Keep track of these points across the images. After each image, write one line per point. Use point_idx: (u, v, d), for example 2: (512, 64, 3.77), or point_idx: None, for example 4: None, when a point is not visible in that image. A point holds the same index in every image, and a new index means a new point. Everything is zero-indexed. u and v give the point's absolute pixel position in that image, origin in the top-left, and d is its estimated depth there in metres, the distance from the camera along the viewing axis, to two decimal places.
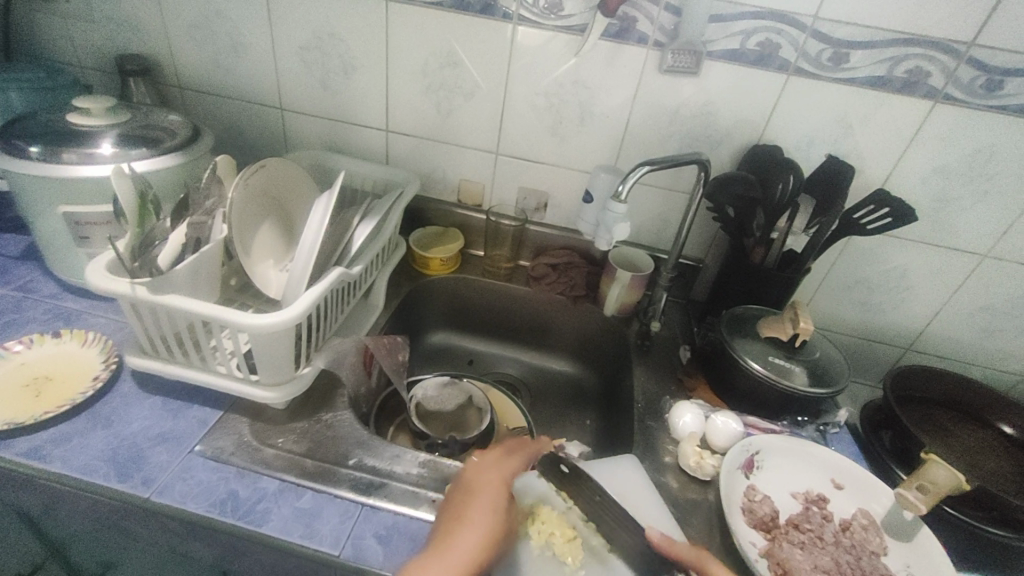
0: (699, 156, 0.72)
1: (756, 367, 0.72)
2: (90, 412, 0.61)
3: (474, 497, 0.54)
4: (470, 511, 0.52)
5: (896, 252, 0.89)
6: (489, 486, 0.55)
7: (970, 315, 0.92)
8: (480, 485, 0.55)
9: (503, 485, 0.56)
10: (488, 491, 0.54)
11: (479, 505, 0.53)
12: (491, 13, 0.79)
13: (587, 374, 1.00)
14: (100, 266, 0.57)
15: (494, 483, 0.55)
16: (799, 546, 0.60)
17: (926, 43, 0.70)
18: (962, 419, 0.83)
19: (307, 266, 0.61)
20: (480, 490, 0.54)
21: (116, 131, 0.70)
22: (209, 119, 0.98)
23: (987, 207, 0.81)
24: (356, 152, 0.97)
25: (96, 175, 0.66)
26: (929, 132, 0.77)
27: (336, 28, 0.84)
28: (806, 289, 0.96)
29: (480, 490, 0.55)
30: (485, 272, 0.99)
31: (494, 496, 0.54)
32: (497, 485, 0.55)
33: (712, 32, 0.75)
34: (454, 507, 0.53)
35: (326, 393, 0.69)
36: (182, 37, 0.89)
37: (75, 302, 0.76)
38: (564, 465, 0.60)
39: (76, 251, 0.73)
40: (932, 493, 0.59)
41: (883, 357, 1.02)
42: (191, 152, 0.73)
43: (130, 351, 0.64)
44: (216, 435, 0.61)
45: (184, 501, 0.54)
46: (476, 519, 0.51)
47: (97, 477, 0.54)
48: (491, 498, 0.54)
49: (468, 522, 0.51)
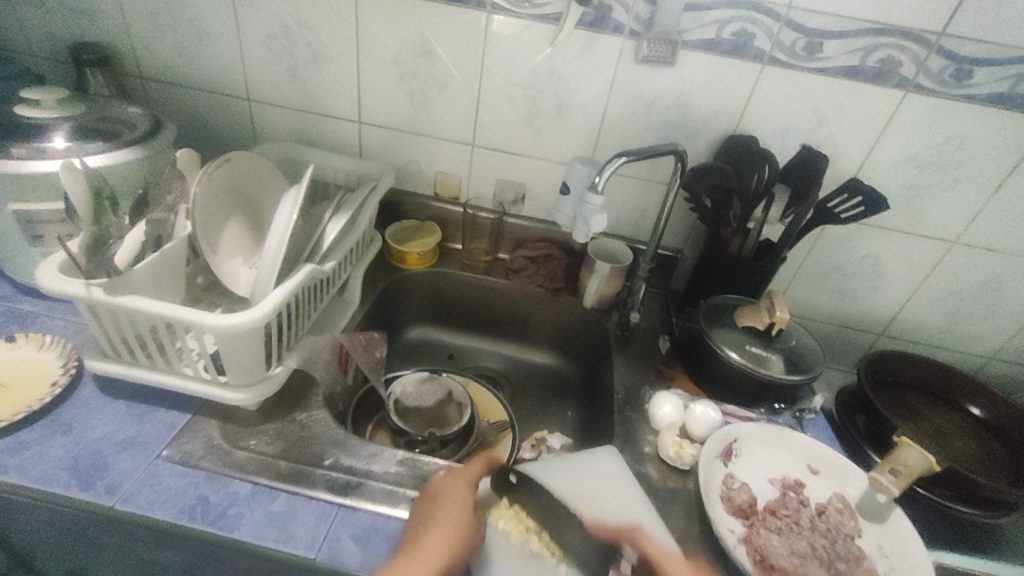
0: (675, 146, 0.72)
1: (734, 355, 0.73)
2: (48, 419, 0.58)
3: (440, 501, 0.54)
4: (437, 516, 0.52)
5: (868, 240, 0.90)
6: (455, 489, 0.55)
7: (939, 300, 0.95)
8: (446, 489, 0.55)
9: (469, 487, 0.55)
10: (454, 493, 0.54)
11: (445, 509, 0.53)
12: (464, 1, 0.77)
13: (568, 366, 0.99)
14: (53, 266, 0.54)
15: (461, 485, 0.55)
16: (776, 532, 0.60)
17: (896, 32, 0.71)
18: (932, 402, 0.85)
19: (276, 263, 0.59)
20: (446, 495, 0.54)
21: (70, 124, 0.67)
22: (173, 111, 0.95)
23: (955, 195, 0.83)
24: (329, 145, 0.95)
25: (49, 170, 0.62)
26: (900, 121, 0.78)
27: (304, 16, 0.81)
28: (783, 278, 0.97)
29: (446, 494, 0.54)
30: (464, 265, 0.98)
31: (461, 498, 0.54)
32: (463, 488, 0.55)
33: (687, 21, 0.74)
34: (422, 514, 0.53)
35: (300, 392, 0.67)
36: (141, 26, 0.85)
37: (31, 304, 0.72)
38: (512, 476, 0.59)
39: (31, 251, 0.69)
40: (906, 476, 0.60)
41: (857, 343, 1.04)
42: (151, 145, 0.70)
43: (91, 354, 0.61)
44: (184, 439, 0.59)
45: (150, 508, 0.52)
46: (443, 522, 0.51)
47: (57, 487, 0.52)
48: (458, 500, 0.53)
49: (435, 527, 0.51)
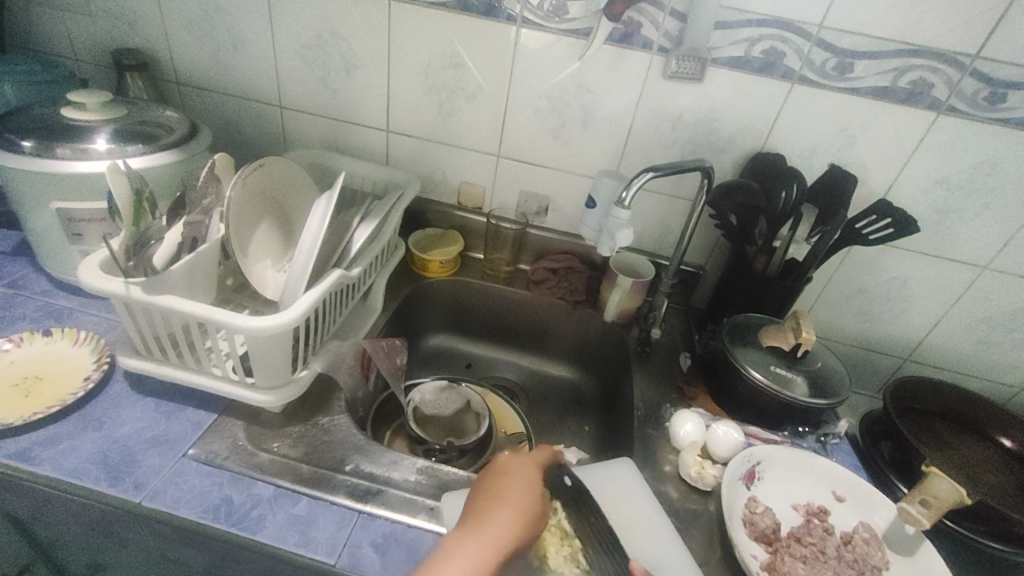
0: (702, 163, 0.72)
1: (758, 376, 0.72)
2: (80, 413, 0.60)
3: (506, 480, 0.54)
4: (506, 494, 0.53)
5: (896, 262, 0.89)
6: (521, 473, 0.55)
7: (969, 326, 0.93)
8: (513, 471, 0.55)
9: (534, 474, 0.56)
10: (520, 477, 0.55)
11: (513, 489, 0.53)
12: (495, 15, 0.78)
13: (586, 379, 0.99)
14: (93, 265, 0.56)
15: (526, 470, 0.56)
16: (801, 560, 0.59)
17: (930, 54, 0.71)
18: (960, 431, 0.83)
19: (306, 268, 0.60)
20: (512, 475, 0.55)
21: (112, 126, 0.69)
22: (207, 115, 0.97)
23: (988, 219, 0.81)
24: (357, 152, 0.96)
25: (91, 171, 0.64)
26: (932, 144, 0.77)
27: (337, 26, 0.83)
28: (807, 298, 0.96)
29: (512, 476, 0.55)
30: (485, 275, 0.98)
31: (527, 478, 0.55)
32: (529, 472, 0.56)
33: (717, 39, 0.74)
34: (487, 489, 0.54)
35: (322, 396, 0.68)
36: (181, 32, 0.88)
37: (66, 300, 0.74)
38: (568, 478, 0.57)
39: (69, 249, 0.71)
40: (936, 507, 0.59)
41: (882, 367, 1.02)
42: (188, 149, 0.72)
43: (123, 351, 0.63)
44: (210, 439, 0.60)
45: (176, 507, 0.52)
46: (512, 501, 0.52)
47: (87, 481, 0.53)
48: (525, 480, 0.54)
49: (505, 505, 0.51)
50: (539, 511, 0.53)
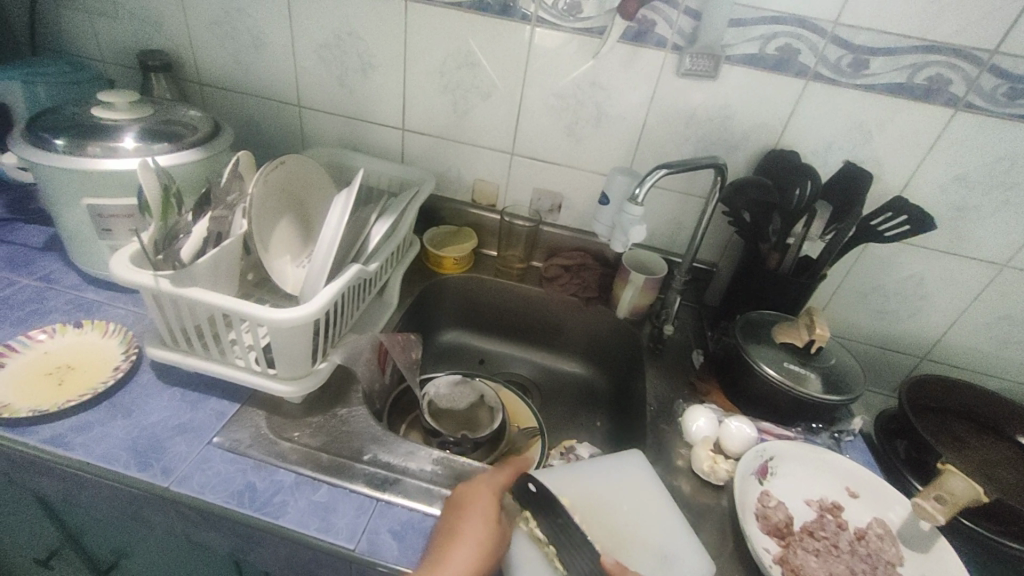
0: (715, 159, 0.72)
1: (771, 372, 0.72)
2: (110, 401, 0.62)
3: (466, 509, 0.53)
4: (465, 525, 0.52)
5: (912, 260, 0.88)
6: (480, 499, 0.54)
7: (988, 325, 0.92)
8: (474, 499, 0.54)
9: (493, 500, 0.55)
10: (478, 505, 0.54)
11: (472, 520, 0.52)
12: (511, 14, 0.79)
13: (598, 376, 1.00)
14: (125, 259, 0.58)
15: (488, 495, 0.55)
16: (813, 553, 0.60)
17: (948, 50, 0.70)
18: (978, 430, 0.82)
19: (326, 262, 0.61)
20: (472, 504, 0.54)
21: (141, 125, 0.71)
22: (228, 115, 1.00)
23: (1006, 216, 0.81)
24: (373, 150, 0.98)
25: (120, 168, 0.67)
26: (950, 140, 0.76)
27: (356, 27, 0.84)
28: (821, 296, 0.96)
29: (471, 505, 0.54)
30: (498, 272, 0.99)
31: (484, 507, 0.53)
32: (489, 496, 0.55)
33: (731, 37, 0.75)
34: (448, 524, 0.52)
35: (341, 388, 0.70)
36: (204, 34, 0.90)
37: (95, 293, 0.77)
38: (530, 485, 0.56)
39: (98, 243, 0.74)
40: (951, 504, 0.58)
41: (898, 366, 1.01)
42: (212, 148, 0.74)
43: (151, 342, 0.65)
44: (233, 427, 0.61)
45: (202, 491, 0.54)
46: (469, 533, 0.51)
47: (117, 466, 0.55)
48: (480, 511, 0.53)
49: (464, 533, 0.51)
50: (496, 539, 0.52)
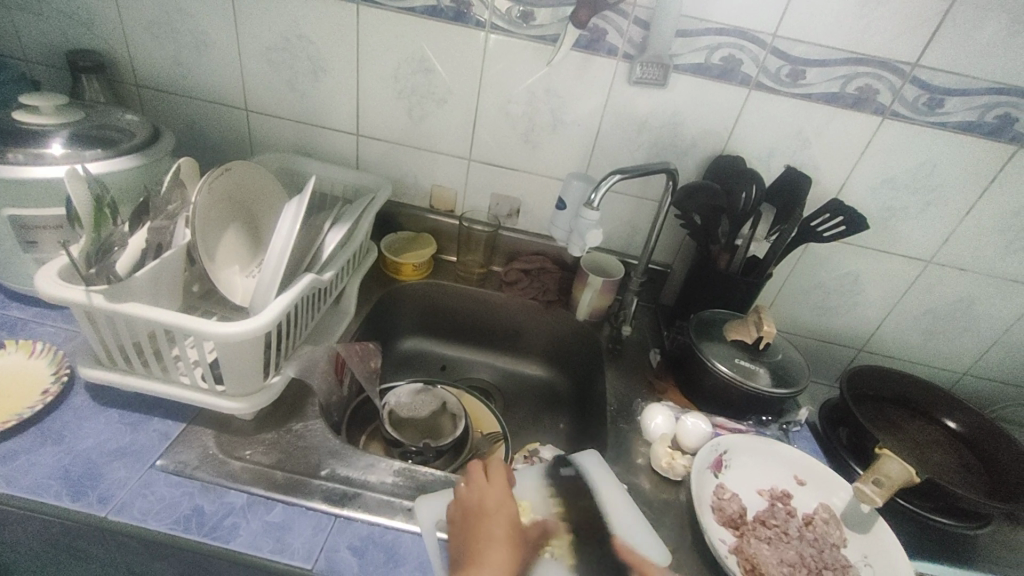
0: (666, 165, 0.75)
1: (723, 369, 0.75)
2: (38, 427, 0.57)
3: (491, 516, 0.53)
4: (492, 527, 0.52)
5: (849, 258, 0.94)
6: (503, 500, 0.55)
7: (916, 316, 0.99)
8: (498, 501, 0.55)
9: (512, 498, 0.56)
10: (501, 505, 0.55)
11: (501, 519, 0.53)
12: (465, 20, 0.79)
13: (560, 378, 1.01)
14: (51, 274, 0.54)
15: (504, 496, 0.56)
16: (766, 542, 0.62)
17: (874, 63, 0.75)
18: (910, 415, 0.88)
19: (277, 272, 0.59)
20: (496, 507, 0.54)
21: (71, 131, 0.67)
22: (169, 119, 0.95)
23: (929, 216, 0.87)
24: (327, 155, 0.96)
25: (47, 176, 0.62)
26: (879, 145, 0.82)
27: (306, 29, 0.82)
28: (768, 294, 1.00)
29: (493, 508, 0.54)
30: (458, 277, 0.99)
31: (507, 509, 0.55)
32: (504, 490, 0.56)
33: (678, 47, 0.78)
34: (478, 530, 0.52)
35: (296, 402, 0.67)
36: (141, 34, 0.86)
37: (21, 310, 0.72)
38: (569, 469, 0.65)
39: (24, 257, 0.69)
40: (888, 486, 0.62)
41: (839, 358, 1.07)
42: (150, 154, 0.70)
43: (85, 362, 0.61)
44: (178, 449, 0.58)
45: (144, 519, 0.51)
46: (500, 535, 0.52)
47: (48, 497, 0.51)
48: (506, 514, 0.54)
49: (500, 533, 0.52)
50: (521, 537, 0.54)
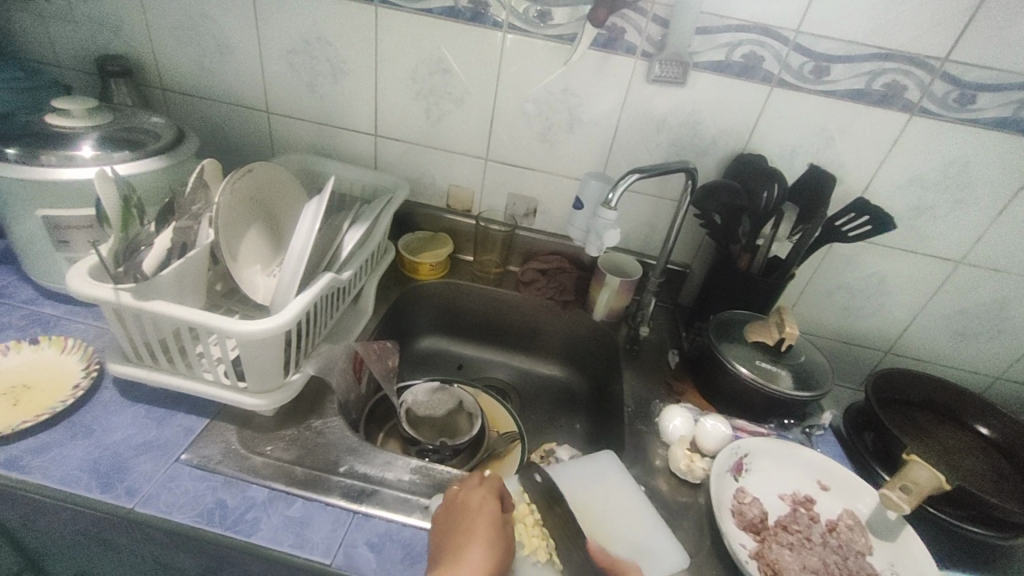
0: (686, 163, 0.74)
1: (743, 371, 0.74)
2: (69, 421, 0.59)
3: (473, 513, 0.53)
4: (474, 524, 0.52)
5: (875, 258, 0.91)
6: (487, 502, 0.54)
7: (946, 318, 0.96)
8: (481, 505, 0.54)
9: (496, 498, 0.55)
10: (483, 504, 0.54)
11: (480, 520, 0.52)
12: (482, 21, 0.79)
13: (576, 378, 1.00)
14: (82, 272, 0.56)
15: (488, 496, 0.55)
16: (788, 547, 0.61)
17: (901, 58, 0.73)
18: (939, 420, 0.85)
19: (298, 271, 0.60)
20: (478, 506, 0.54)
21: (100, 133, 0.69)
22: (194, 122, 0.97)
23: (960, 215, 0.84)
24: (346, 156, 0.97)
25: (78, 178, 0.64)
26: (906, 142, 0.80)
27: (326, 32, 0.83)
28: (790, 295, 0.98)
29: (475, 507, 0.54)
30: (475, 277, 0.99)
31: (489, 508, 0.54)
32: (489, 492, 0.56)
33: (698, 44, 0.77)
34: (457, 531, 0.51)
35: (315, 399, 0.68)
36: (168, 39, 0.88)
37: (54, 307, 0.74)
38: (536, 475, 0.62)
39: (56, 256, 0.71)
40: (916, 492, 0.60)
41: (864, 361, 1.05)
42: (176, 155, 0.72)
43: (113, 358, 0.62)
44: (202, 443, 0.59)
45: (169, 511, 0.52)
46: (481, 533, 0.51)
47: (78, 489, 0.53)
48: (488, 513, 0.53)
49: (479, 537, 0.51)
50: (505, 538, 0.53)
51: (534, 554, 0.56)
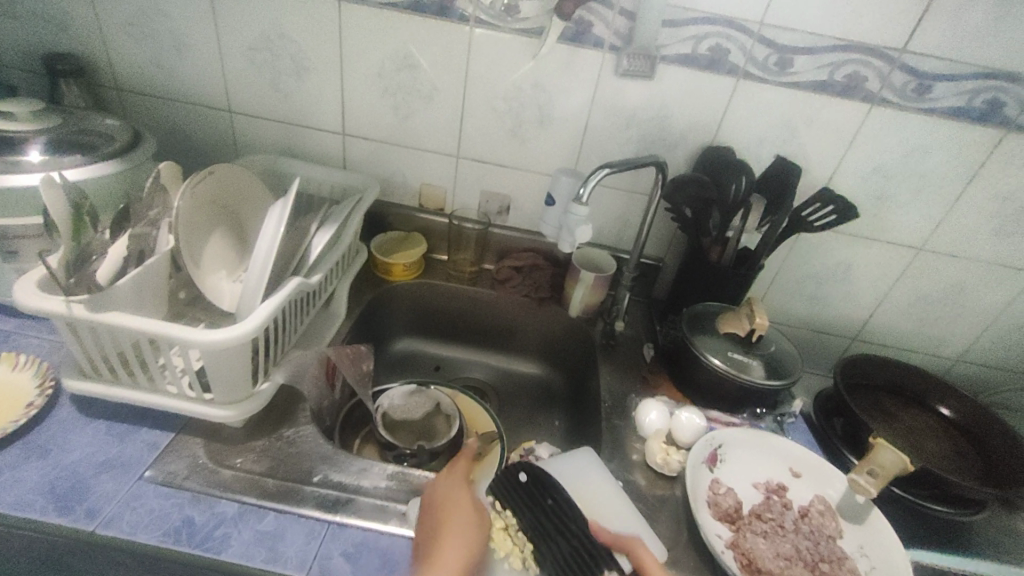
0: (656, 158, 0.74)
1: (716, 362, 0.75)
2: (23, 441, 0.56)
3: (448, 509, 0.54)
4: (450, 522, 0.53)
5: (841, 247, 0.94)
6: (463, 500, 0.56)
7: (908, 304, 0.99)
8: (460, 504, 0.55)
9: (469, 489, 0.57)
10: (459, 498, 0.56)
11: (456, 516, 0.54)
12: (449, 15, 0.78)
13: (554, 374, 1.00)
14: (30, 286, 0.53)
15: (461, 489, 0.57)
16: (761, 536, 0.62)
17: (862, 50, 0.75)
18: (904, 403, 0.88)
19: (263, 278, 0.58)
20: (452, 501, 0.55)
21: (47, 137, 0.65)
22: (151, 122, 0.93)
23: (919, 203, 0.87)
24: (313, 156, 0.94)
25: (24, 185, 0.61)
26: (868, 133, 0.81)
27: (287, 28, 0.81)
28: (760, 286, 1.00)
29: (450, 502, 0.55)
30: (450, 276, 0.98)
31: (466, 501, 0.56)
32: (465, 491, 0.57)
33: (665, 37, 0.77)
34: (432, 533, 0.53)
35: (287, 408, 0.67)
36: (119, 36, 0.84)
37: (4, 322, 0.70)
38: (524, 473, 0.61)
39: (4, 268, 0.67)
40: (883, 476, 0.62)
41: (833, 347, 1.07)
42: (131, 159, 0.69)
43: (69, 374, 0.60)
44: (167, 459, 0.57)
45: (133, 532, 0.50)
46: (458, 527, 0.53)
47: (33, 513, 0.50)
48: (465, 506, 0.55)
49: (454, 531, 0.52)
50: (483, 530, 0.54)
51: (508, 559, 0.56)
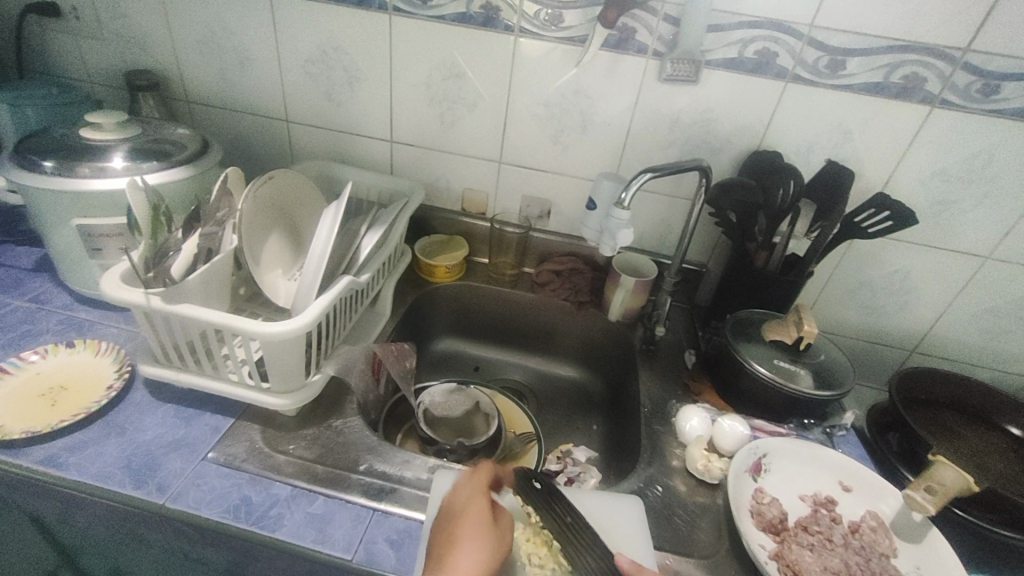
0: (699, 162, 0.73)
1: (761, 370, 0.73)
2: (103, 420, 0.62)
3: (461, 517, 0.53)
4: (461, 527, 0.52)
5: (898, 255, 0.89)
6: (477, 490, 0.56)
7: (974, 317, 0.93)
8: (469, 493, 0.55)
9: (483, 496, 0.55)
10: (473, 503, 0.54)
11: (466, 522, 0.52)
12: (494, 25, 0.80)
13: (593, 379, 1.00)
14: (113, 277, 0.58)
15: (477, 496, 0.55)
16: (808, 548, 0.60)
17: (920, 50, 0.72)
18: (967, 420, 0.83)
19: (317, 276, 0.62)
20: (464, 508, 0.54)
21: (129, 145, 0.72)
22: (217, 132, 1.00)
23: (986, 210, 0.82)
24: (362, 162, 0.99)
25: (109, 187, 0.67)
26: (928, 135, 0.78)
27: (341, 42, 0.86)
28: (809, 294, 0.97)
29: (463, 509, 0.54)
30: (490, 279, 1.00)
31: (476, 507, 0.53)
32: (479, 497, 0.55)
33: (710, 42, 0.76)
34: (445, 530, 0.52)
35: (335, 399, 0.70)
36: (191, 52, 0.91)
37: (88, 313, 0.77)
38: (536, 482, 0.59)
39: (90, 263, 0.74)
40: (941, 494, 0.59)
41: (889, 360, 1.02)
42: (200, 165, 0.75)
43: (144, 360, 0.65)
44: (228, 442, 0.61)
45: (197, 507, 0.54)
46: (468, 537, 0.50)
47: (112, 485, 0.55)
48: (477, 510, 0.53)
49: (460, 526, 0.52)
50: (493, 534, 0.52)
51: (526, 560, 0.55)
